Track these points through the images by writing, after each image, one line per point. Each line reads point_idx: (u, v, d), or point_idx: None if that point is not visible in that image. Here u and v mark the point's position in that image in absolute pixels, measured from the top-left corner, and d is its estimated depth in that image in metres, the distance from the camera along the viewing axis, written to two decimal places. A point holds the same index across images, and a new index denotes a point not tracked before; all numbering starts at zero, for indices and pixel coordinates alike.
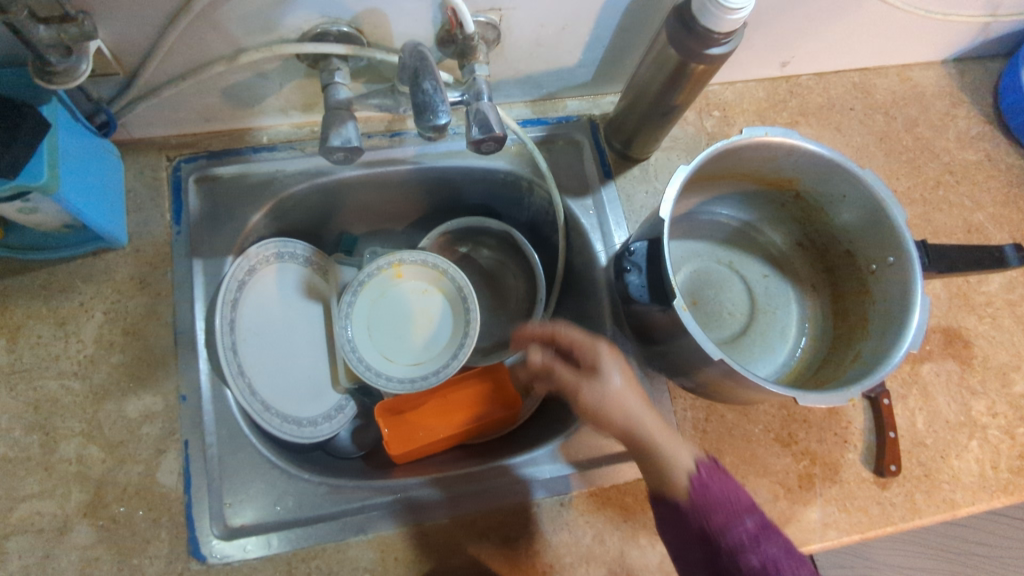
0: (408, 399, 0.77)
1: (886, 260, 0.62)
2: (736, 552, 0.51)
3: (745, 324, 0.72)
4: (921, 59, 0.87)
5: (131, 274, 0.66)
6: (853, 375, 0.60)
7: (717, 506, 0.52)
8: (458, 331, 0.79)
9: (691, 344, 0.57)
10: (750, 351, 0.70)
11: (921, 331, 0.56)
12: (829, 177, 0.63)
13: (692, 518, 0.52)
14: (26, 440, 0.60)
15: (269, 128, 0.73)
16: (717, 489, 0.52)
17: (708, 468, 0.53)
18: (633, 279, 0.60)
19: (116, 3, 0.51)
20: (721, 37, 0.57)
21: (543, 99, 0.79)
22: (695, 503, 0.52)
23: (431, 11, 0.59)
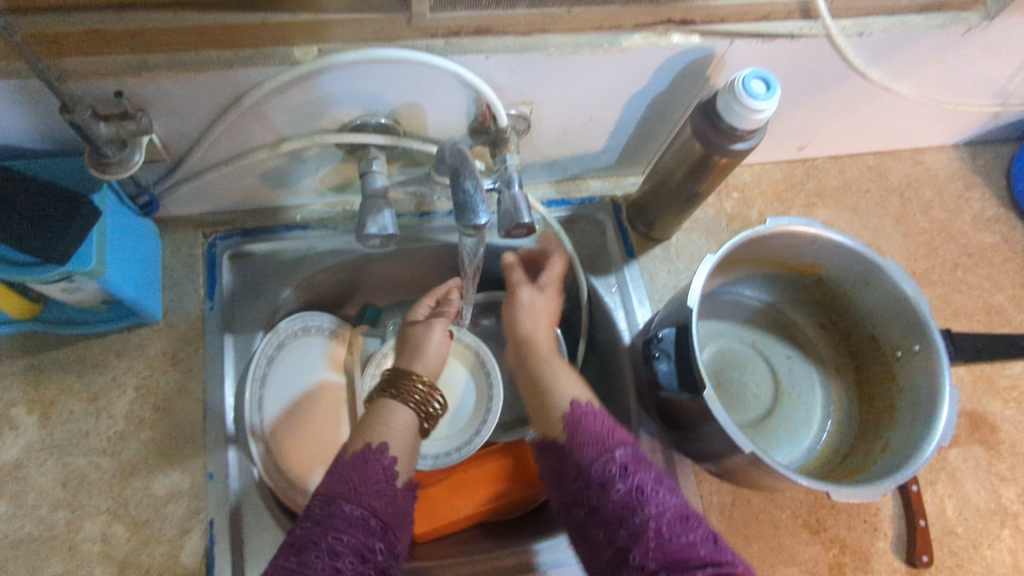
0: (430, 476, 0.77)
1: (911, 347, 0.63)
2: (605, 481, 0.51)
3: (770, 406, 0.71)
4: (933, 143, 0.89)
5: (164, 349, 0.67)
6: (883, 466, 0.60)
7: (587, 439, 0.54)
8: (481, 408, 0.81)
9: (719, 433, 0.57)
10: (775, 434, 0.70)
11: (950, 425, 0.57)
12: (853, 266, 0.65)
13: (569, 453, 0.55)
14: (53, 517, 0.60)
15: (303, 206, 0.75)
16: (587, 424, 0.56)
17: (584, 408, 0.57)
18: (663, 367, 0.62)
19: (172, 101, 0.54)
20: (744, 134, 0.59)
21: (567, 181, 0.82)
22: (570, 435, 0.56)
23: (466, 105, 0.61)
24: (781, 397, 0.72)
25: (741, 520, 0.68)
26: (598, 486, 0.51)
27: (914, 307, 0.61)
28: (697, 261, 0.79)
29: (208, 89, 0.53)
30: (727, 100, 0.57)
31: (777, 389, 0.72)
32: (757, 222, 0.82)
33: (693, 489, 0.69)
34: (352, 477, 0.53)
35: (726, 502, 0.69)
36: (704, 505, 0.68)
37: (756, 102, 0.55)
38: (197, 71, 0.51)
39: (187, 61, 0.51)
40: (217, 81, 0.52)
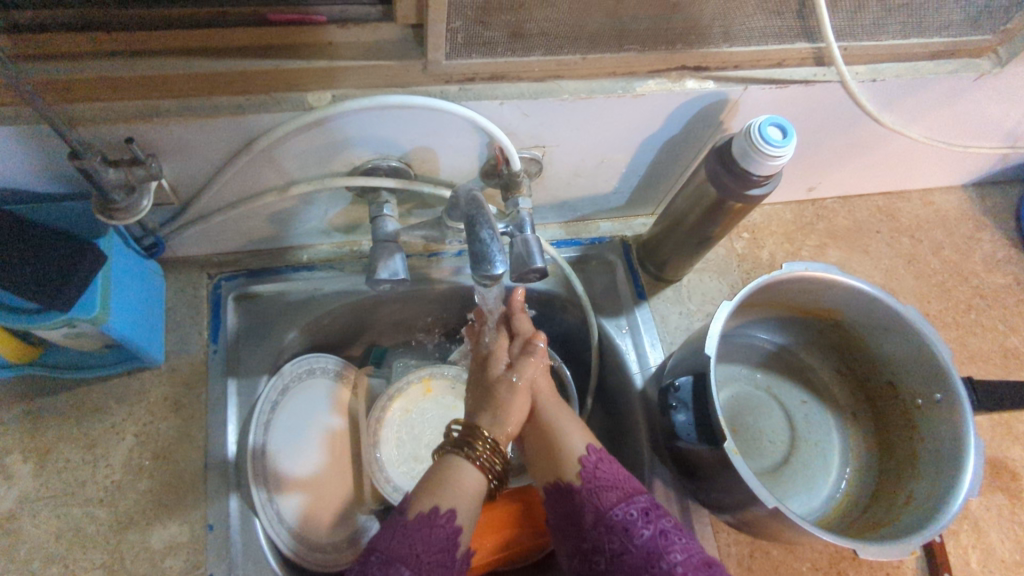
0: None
1: (933, 395, 0.62)
2: (629, 526, 0.50)
3: (787, 453, 0.69)
4: (941, 184, 0.89)
5: (165, 394, 0.65)
6: (909, 520, 0.58)
7: (606, 483, 0.54)
8: None
9: (740, 485, 0.55)
10: (793, 482, 0.68)
11: (978, 477, 0.55)
12: (871, 312, 0.64)
13: (587, 499, 0.53)
14: (45, 573, 0.58)
15: (309, 247, 0.74)
16: (604, 470, 0.55)
17: (598, 452, 0.57)
18: (680, 417, 0.60)
19: (182, 146, 0.53)
20: (760, 179, 0.58)
21: (576, 221, 0.81)
22: (587, 481, 0.54)
23: (478, 148, 0.61)
24: (797, 444, 0.70)
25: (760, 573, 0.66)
26: (621, 530, 0.50)
27: (935, 354, 0.60)
28: (709, 302, 0.78)
29: (218, 134, 0.52)
30: (743, 146, 0.56)
31: (793, 436, 0.71)
32: (768, 263, 0.81)
33: (709, 540, 0.67)
34: (413, 542, 0.48)
35: (744, 554, 0.66)
36: (722, 557, 0.66)
37: (773, 149, 0.55)
38: (209, 117, 0.50)
39: (198, 107, 0.50)
40: (229, 126, 0.51)
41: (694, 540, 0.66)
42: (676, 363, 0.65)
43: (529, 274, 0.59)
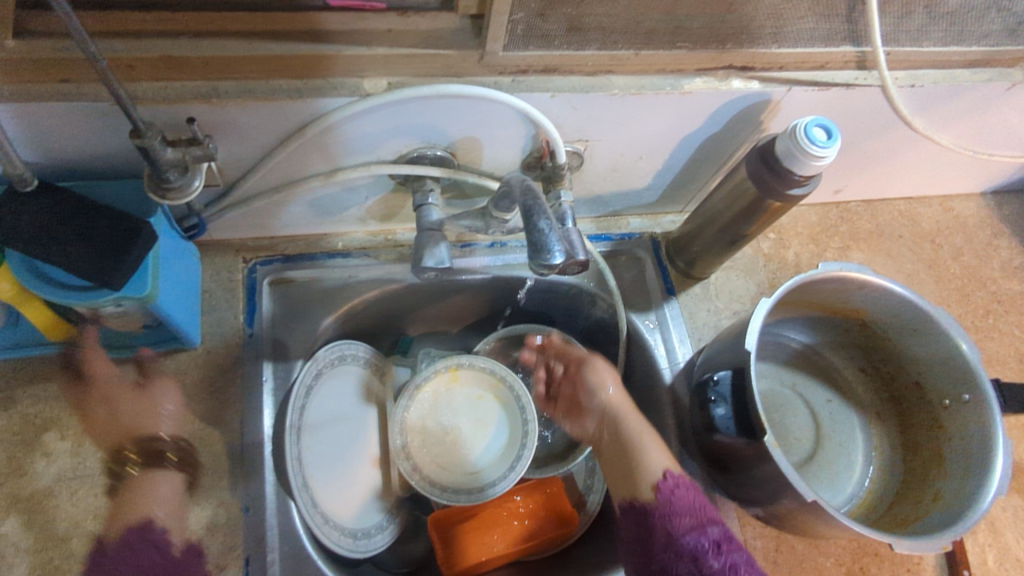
0: (460, 510, 0.75)
1: (961, 397, 0.63)
2: (698, 557, 0.54)
3: (813, 449, 0.71)
4: (961, 191, 0.91)
5: (201, 376, 0.66)
6: (938, 518, 0.59)
7: (682, 512, 0.58)
8: (514, 441, 0.76)
9: (776, 479, 0.57)
10: (818, 478, 0.69)
11: (1006, 477, 0.57)
12: (903, 314, 0.65)
13: (659, 522, 0.58)
14: (83, 551, 0.58)
15: (344, 235, 0.75)
16: (678, 498, 0.59)
17: (675, 480, 0.60)
18: (719, 411, 0.62)
19: (238, 127, 0.53)
20: (801, 179, 0.59)
21: (607, 217, 0.82)
22: (661, 507, 0.59)
23: (523, 140, 0.61)
24: (823, 441, 0.72)
25: (785, 566, 0.67)
26: (690, 559, 0.54)
27: (966, 357, 0.62)
28: (736, 300, 0.79)
29: (273, 116, 0.52)
30: (788, 145, 0.57)
31: (820, 433, 0.72)
32: (793, 263, 0.83)
33: (736, 533, 0.68)
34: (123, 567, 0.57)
35: (769, 547, 0.68)
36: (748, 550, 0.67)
37: (817, 148, 0.56)
38: (267, 99, 0.50)
39: (257, 89, 0.51)
40: (286, 109, 0.52)
41: None
42: (716, 357, 0.65)
43: (571, 266, 0.54)
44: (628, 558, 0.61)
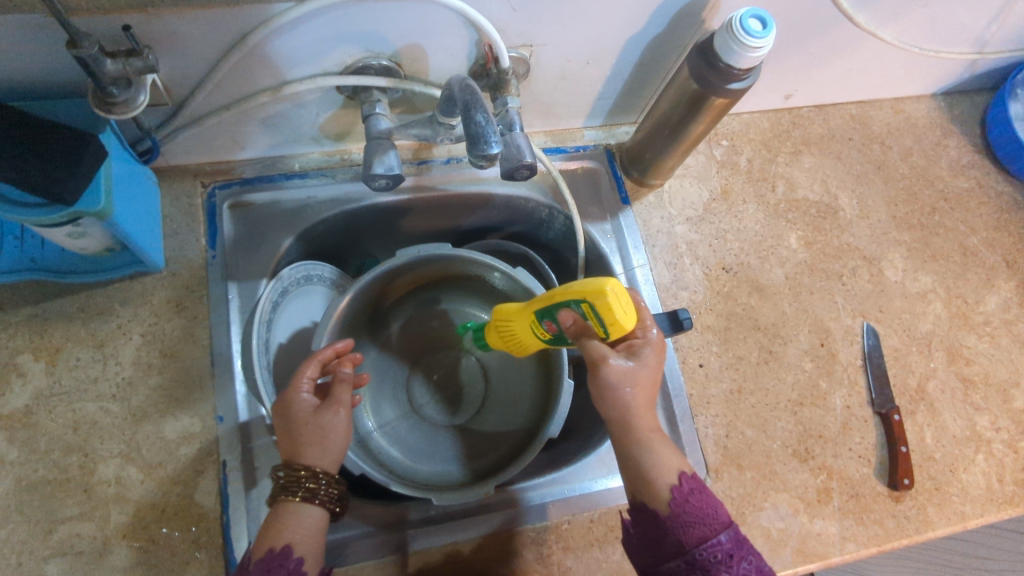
0: (433, 432, 0.78)
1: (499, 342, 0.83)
2: (710, 568, 0.49)
3: (479, 405, 0.80)
4: (912, 92, 0.93)
5: (168, 297, 0.67)
6: (441, 386, 0.80)
7: (695, 520, 0.51)
8: (432, 387, 0.80)
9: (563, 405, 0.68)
10: (416, 445, 0.76)
11: (563, 411, 0.67)
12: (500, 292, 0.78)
13: (671, 530, 0.50)
14: (65, 461, 0.60)
15: (300, 156, 0.76)
16: (698, 502, 0.51)
17: (690, 481, 0.52)
18: None
19: (178, 37, 0.53)
20: (741, 73, 0.61)
21: (562, 130, 0.83)
22: (674, 513, 0.51)
23: (467, 47, 0.62)
24: (489, 402, 0.80)
25: (735, 450, 0.72)
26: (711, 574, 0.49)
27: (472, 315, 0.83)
28: (689, 207, 0.82)
29: (210, 25, 0.53)
30: (725, 39, 0.58)
31: (489, 392, 0.81)
32: (745, 169, 0.85)
33: (689, 422, 0.72)
34: None
35: (721, 434, 0.72)
36: (701, 437, 0.72)
37: (753, 40, 0.57)
38: (203, 8, 0.50)
39: None
40: (223, 18, 0.52)
41: (675, 422, 0.72)
42: (353, 308, 0.72)
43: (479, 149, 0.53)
44: (668, 545, 0.50)
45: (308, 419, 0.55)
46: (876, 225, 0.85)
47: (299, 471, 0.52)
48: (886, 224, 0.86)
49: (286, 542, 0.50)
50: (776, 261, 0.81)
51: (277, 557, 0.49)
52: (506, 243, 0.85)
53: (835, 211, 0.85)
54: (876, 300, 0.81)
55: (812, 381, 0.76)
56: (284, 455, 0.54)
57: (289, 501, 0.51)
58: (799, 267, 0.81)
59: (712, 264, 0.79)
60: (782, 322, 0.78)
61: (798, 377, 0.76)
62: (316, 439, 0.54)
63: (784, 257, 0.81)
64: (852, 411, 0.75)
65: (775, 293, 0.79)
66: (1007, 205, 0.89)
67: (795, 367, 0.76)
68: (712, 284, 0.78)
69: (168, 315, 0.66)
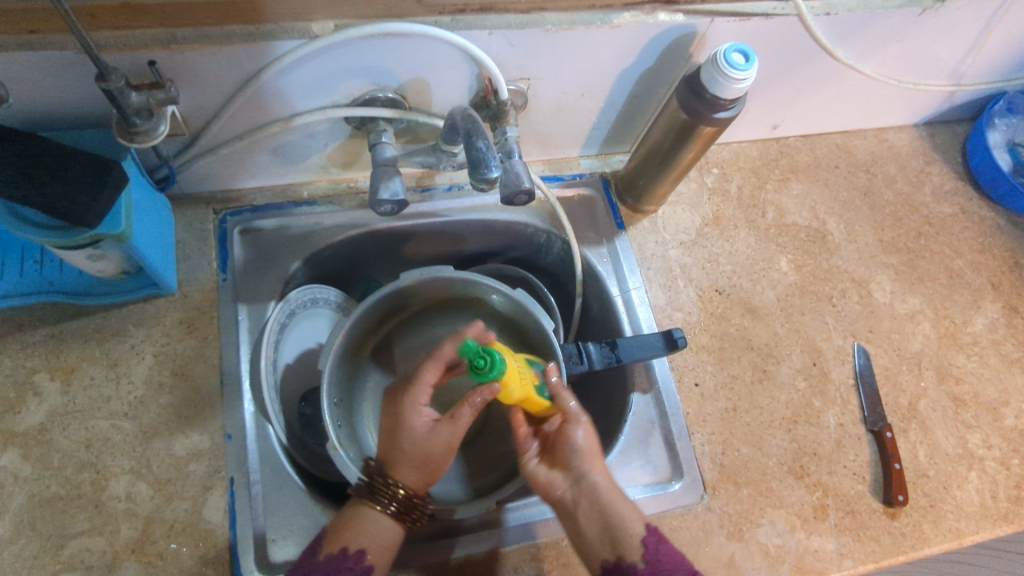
0: None
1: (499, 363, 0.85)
2: None
3: (479, 426, 0.82)
4: (894, 123, 0.97)
5: (180, 319, 0.70)
6: None
7: (669, 565, 0.57)
8: None
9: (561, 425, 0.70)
10: None
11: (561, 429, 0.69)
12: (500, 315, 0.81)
13: None
14: (77, 477, 0.62)
15: (309, 184, 0.79)
16: (665, 548, 0.59)
17: (655, 532, 0.60)
18: (592, 347, 0.72)
19: (198, 72, 0.57)
20: (726, 103, 0.64)
21: (559, 159, 0.87)
22: (651, 563, 0.57)
23: (468, 80, 0.66)
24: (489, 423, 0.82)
25: (731, 468, 0.73)
26: None
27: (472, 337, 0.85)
28: (682, 232, 0.85)
29: (227, 61, 0.56)
30: (710, 72, 0.62)
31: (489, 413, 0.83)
32: (736, 196, 0.88)
33: (686, 440, 0.73)
34: None
35: (717, 452, 0.73)
36: (698, 454, 0.73)
37: (736, 72, 0.61)
38: (222, 44, 0.54)
39: (213, 35, 0.55)
40: (240, 53, 0.56)
41: (672, 440, 0.74)
42: (357, 331, 0.74)
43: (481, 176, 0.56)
44: None
45: (423, 436, 0.62)
46: (863, 249, 0.88)
47: (388, 482, 0.60)
48: (873, 247, 0.89)
49: (359, 546, 0.57)
50: (768, 283, 0.84)
51: (348, 556, 0.56)
52: (506, 267, 0.88)
53: (824, 235, 0.88)
54: (866, 320, 0.84)
55: (805, 400, 0.78)
56: (385, 453, 0.62)
57: (368, 508, 0.60)
58: (790, 288, 0.84)
59: (705, 286, 0.82)
60: (774, 342, 0.80)
61: (792, 396, 0.78)
62: (421, 457, 0.62)
63: (775, 279, 0.84)
64: (846, 429, 0.77)
65: (767, 314, 0.82)
66: (990, 229, 0.92)
67: (788, 386, 0.78)
68: (706, 305, 0.81)
69: (180, 336, 0.69)
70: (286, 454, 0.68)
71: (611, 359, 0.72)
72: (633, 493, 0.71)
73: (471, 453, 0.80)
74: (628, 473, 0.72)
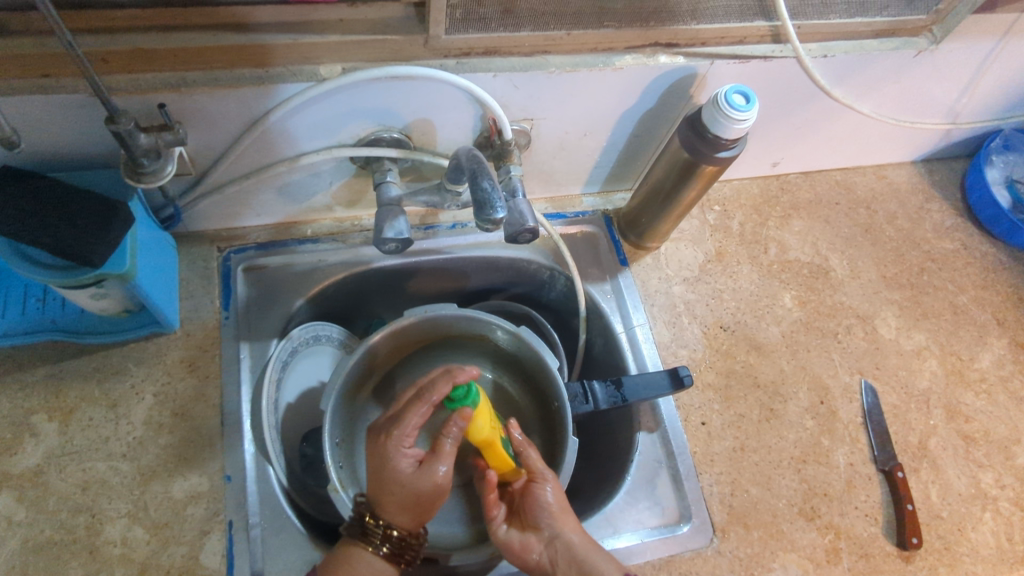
0: None
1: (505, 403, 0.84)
2: None
3: None
4: (893, 160, 0.98)
5: (181, 357, 0.69)
6: None
7: None
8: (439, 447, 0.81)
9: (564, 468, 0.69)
10: None
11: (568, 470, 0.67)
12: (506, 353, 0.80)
13: None
14: (72, 521, 0.60)
15: (313, 222, 0.79)
16: None
17: None
18: (598, 386, 0.72)
19: (207, 114, 0.58)
20: (728, 142, 0.65)
21: (561, 197, 0.87)
22: None
23: (472, 120, 0.67)
24: None
25: (741, 509, 0.71)
26: None
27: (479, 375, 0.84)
28: (685, 268, 0.85)
29: (235, 103, 0.57)
30: (712, 112, 0.63)
31: None
32: (738, 232, 0.89)
33: (694, 480, 0.72)
34: None
35: (726, 492, 0.72)
36: (706, 495, 0.72)
37: (737, 113, 0.62)
38: (230, 86, 0.55)
39: (222, 77, 0.55)
40: (249, 95, 0.57)
41: (679, 480, 0.72)
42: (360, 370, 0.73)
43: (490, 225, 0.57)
44: None
45: (410, 477, 0.60)
46: (867, 285, 0.88)
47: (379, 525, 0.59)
48: (877, 284, 0.89)
49: None
50: (772, 320, 0.83)
51: None
52: (509, 303, 0.87)
53: (827, 271, 0.88)
54: (872, 357, 0.83)
55: (813, 439, 0.77)
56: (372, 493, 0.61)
57: (361, 550, 0.59)
58: (794, 325, 0.84)
59: (710, 322, 0.82)
60: (781, 380, 0.80)
61: (800, 435, 0.77)
62: (410, 501, 0.60)
63: (780, 315, 0.84)
64: (856, 468, 0.75)
65: (773, 351, 0.81)
66: (993, 265, 0.92)
67: (796, 425, 0.77)
68: (710, 342, 0.80)
69: (181, 375, 0.68)
70: (286, 496, 0.66)
71: (617, 398, 0.71)
72: (640, 537, 0.69)
73: (474, 494, 0.78)
74: (635, 515, 0.71)
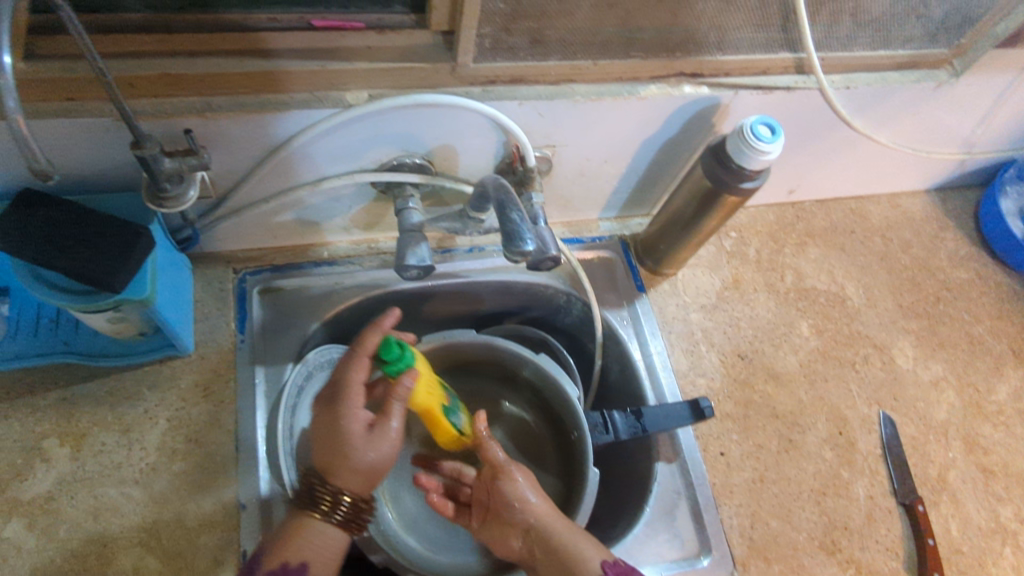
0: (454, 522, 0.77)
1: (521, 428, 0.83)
2: None
3: None
4: (907, 188, 0.98)
5: (196, 381, 0.68)
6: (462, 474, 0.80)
7: None
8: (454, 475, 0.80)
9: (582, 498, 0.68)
10: (435, 534, 0.75)
11: (589, 502, 0.66)
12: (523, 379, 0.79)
13: None
14: (83, 550, 0.59)
15: (329, 244, 0.79)
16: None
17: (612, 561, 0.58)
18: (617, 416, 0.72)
19: (232, 138, 0.57)
20: (752, 173, 0.65)
21: (577, 221, 0.87)
22: None
23: (495, 146, 0.66)
24: None
25: (761, 542, 0.70)
26: None
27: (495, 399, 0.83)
28: (702, 295, 0.84)
29: (261, 127, 0.57)
30: (737, 143, 0.63)
31: None
32: (754, 259, 0.88)
33: (713, 511, 0.71)
34: None
35: (746, 525, 0.71)
36: (726, 527, 0.71)
37: (762, 145, 0.62)
38: (257, 112, 0.55)
39: (248, 102, 0.55)
40: (274, 120, 0.56)
41: (699, 512, 0.71)
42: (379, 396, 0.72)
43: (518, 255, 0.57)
44: None
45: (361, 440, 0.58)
46: (883, 314, 0.88)
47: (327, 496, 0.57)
48: (893, 313, 0.88)
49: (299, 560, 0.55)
50: (789, 348, 0.83)
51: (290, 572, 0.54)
52: (523, 327, 0.87)
53: (843, 300, 0.88)
54: (890, 388, 0.83)
55: (833, 471, 0.76)
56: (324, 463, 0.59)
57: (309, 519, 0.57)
58: (812, 354, 0.83)
59: (727, 350, 0.81)
60: (799, 410, 0.79)
61: (819, 466, 0.76)
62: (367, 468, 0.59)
63: (797, 344, 0.83)
64: (876, 501, 0.75)
65: (790, 380, 0.81)
66: (1008, 295, 0.92)
67: (815, 456, 0.76)
68: (728, 371, 0.80)
69: (195, 399, 0.67)
70: None
71: (636, 428, 0.70)
72: (660, 570, 0.68)
73: None
74: (654, 547, 0.70)
